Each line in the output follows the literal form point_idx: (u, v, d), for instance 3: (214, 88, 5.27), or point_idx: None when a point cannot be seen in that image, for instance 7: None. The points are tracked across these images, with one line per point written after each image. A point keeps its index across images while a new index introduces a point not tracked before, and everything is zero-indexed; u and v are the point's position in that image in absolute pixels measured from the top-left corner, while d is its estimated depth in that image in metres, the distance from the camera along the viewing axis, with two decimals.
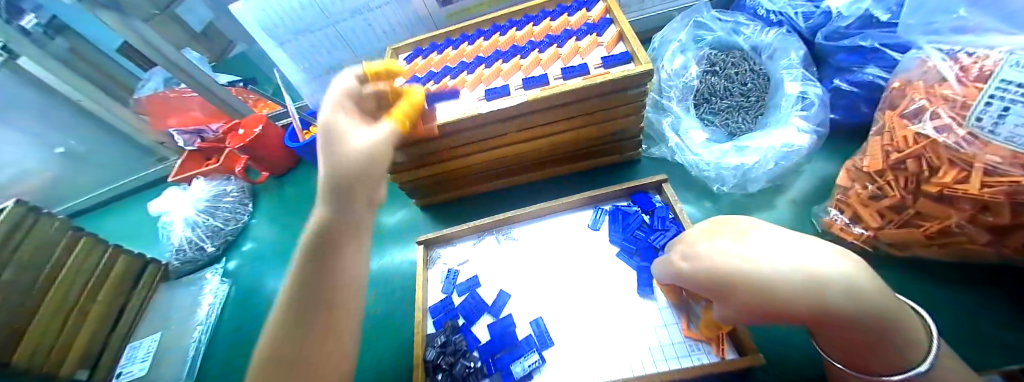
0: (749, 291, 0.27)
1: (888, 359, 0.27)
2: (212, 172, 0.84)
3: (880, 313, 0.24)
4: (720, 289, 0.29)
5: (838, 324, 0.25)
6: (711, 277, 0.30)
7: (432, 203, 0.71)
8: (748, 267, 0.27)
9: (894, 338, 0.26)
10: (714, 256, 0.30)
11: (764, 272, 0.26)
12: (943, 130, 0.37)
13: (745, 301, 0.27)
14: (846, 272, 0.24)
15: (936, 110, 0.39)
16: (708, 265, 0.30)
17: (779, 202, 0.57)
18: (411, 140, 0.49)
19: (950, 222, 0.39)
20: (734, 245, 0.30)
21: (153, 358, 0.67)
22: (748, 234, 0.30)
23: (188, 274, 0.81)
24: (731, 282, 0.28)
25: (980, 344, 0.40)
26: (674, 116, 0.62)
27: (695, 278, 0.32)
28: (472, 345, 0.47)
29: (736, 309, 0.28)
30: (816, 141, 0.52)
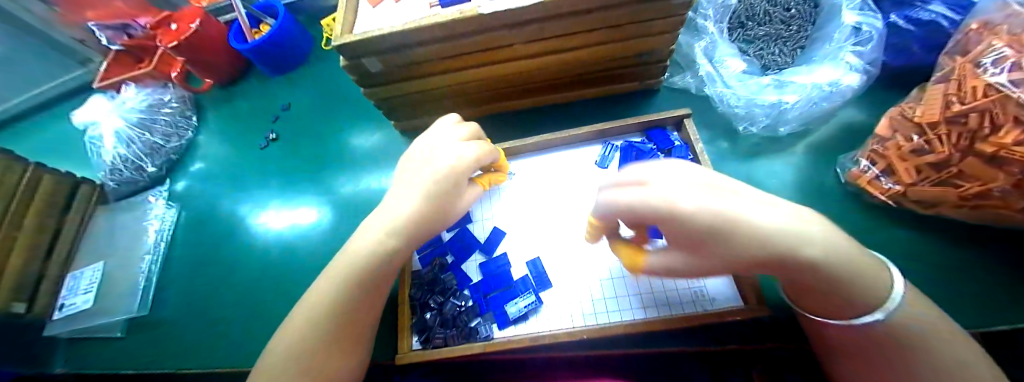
0: (737, 236, 0.20)
1: (852, 311, 0.24)
2: (144, 78, 0.69)
3: (849, 287, 0.21)
4: (688, 240, 0.22)
5: (799, 281, 0.22)
6: (675, 227, 0.22)
7: (414, 127, 0.62)
8: (725, 208, 0.20)
9: (868, 289, 0.22)
10: (655, 199, 0.23)
11: (745, 219, 0.20)
12: (1021, 85, 0.30)
13: (728, 252, 0.21)
14: (847, 250, 0.21)
15: (1019, 60, 0.31)
16: (658, 211, 0.22)
17: (800, 147, 0.53)
18: (387, 43, 0.38)
19: (992, 186, 0.36)
20: (668, 184, 0.23)
21: (99, 289, 0.60)
22: (667, 173, 0.25)
23: (126, 197, 0.69)
24: (708, 228, 0.20)
25: (984, 304, 0.40)
26: (710, 39, 0.54)
27: (685, 223, 0.21)
28: (463, 283, 0.44)
29: (716, 259, 0.22)
30: (862, 83, 0.46)
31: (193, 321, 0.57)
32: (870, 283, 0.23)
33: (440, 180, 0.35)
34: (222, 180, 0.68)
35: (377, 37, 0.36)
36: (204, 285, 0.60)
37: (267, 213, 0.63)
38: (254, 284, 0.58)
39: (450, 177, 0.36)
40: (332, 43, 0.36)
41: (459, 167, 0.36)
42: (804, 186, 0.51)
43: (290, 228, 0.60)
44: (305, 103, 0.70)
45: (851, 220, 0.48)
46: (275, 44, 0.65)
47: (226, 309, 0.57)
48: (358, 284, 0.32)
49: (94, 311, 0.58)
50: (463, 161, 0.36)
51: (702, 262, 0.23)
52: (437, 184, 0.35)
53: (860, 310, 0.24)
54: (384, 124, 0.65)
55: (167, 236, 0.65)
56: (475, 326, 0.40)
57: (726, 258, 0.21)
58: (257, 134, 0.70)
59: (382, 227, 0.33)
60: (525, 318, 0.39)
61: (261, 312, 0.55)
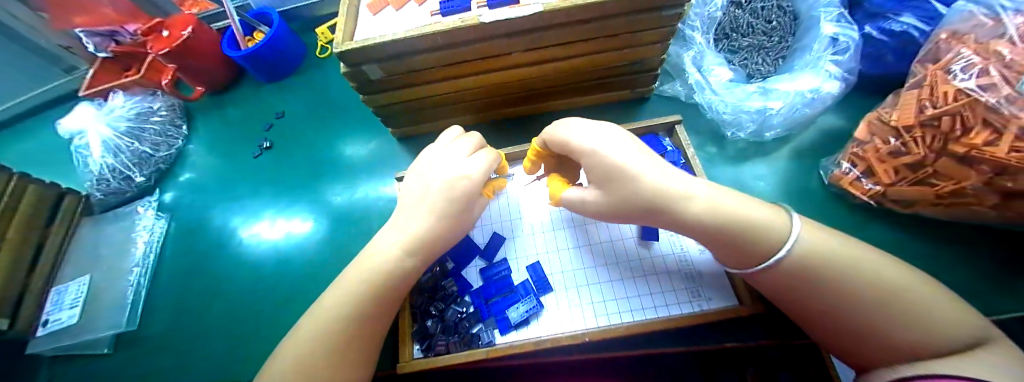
0: (628, 178, 0.30)
1: (749, 254, 0.29)
2: (132, 86, 0.68)
3: (752, 245, 0.28)
4: (597, 174, 0.32)
5: (705, 233, 0.29)
6: (592, 161, 0.32)
7: (410, 133, 0.62)
8: (629, 160, 0.30)
9: (742, 238, 0.28)
10: (584, 142, 0.32)
11: (643, 174, 0.29)
12: (988, 89, 0.34)
13: (622, 189, 0.30)
14: (762, 220, 0.28)
15: (986, 66, 0.35)
16: (584, 151, 0.32)
17: (784, 152, 0.55)
18: (387, 51, 0.39)
19: (965, 184, 0.38)
20: (598, 133, 0.32)
21: (85, 304, 0.58)
22: (605, 126, 0.34)
23: (112, 208, 0.67)
24: (609, 165, 0.30)
25: (972, 298, 0.42)
26: (697, 49, 0.56)
27: (599, 164, 0.31)
28: (464, 289, 0.45)
29: (620, 195, 0.31)
30: (841, 90, 0.49)
31: (185, 334, 0.56)
32: (762, 231, 0.28)
33: (455, 195, 0.36)
34: (213, 189, 0.68)
35: (378, 44, 0.37)
36: (195, 298, 0.59)
37: (261, 223, 0.62)
38: (248, 295, 0.57)
39: (465, 192, 0.37)
40: (334, 50, 0.37)
41: (473, 181, 0.37)
42: (791, 189, 0.53)
43: (286, 238, 0.60)
44: (299, 111, 0.70)
45: (837, 221, 0.50)
46: (270, 52, 0.65)
47: (220, 321, 0.56)
48: (368, 293, 0.33)
49: (81, 327, 0.56)
50: (471, 179, 0.37)
51: (604, 195, 0.32)
52: (453, 197, 0.36)
53: (757, 254, 0.28)
54: (380, 132, 0.66)
55: (156, 248, 0.63)
56: (477, 332, 0.41)
57: (620, 194, 0.31)
58: (250, 142, 0.70)
59: (397, 241, 0.35)
60: (526, 323, 0.40)
61: (256, 324, 0.54)
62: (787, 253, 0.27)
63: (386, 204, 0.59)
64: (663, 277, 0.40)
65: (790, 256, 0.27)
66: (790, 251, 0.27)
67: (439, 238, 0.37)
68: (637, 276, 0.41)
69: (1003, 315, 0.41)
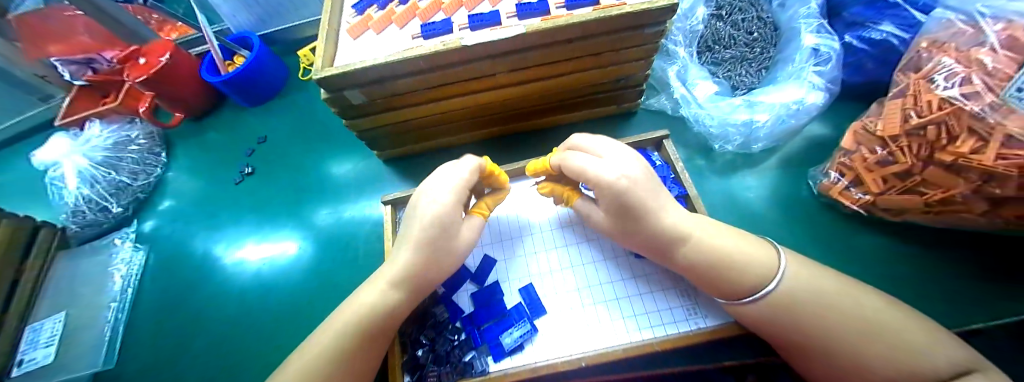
0: (643, 213, 0.32)
1: (737, 288, 0.32)
2: (110, 114, 0.66)
3: (743, 275, 0.32)
4: (611, 205, 0.33)
5: (702, 267, 0.32)
6: (607, 193, 0.32)
7: (396, 155, 0.61)
8: (643, 196, 0.32)
9: (733, 271, 0.32)
10: (604, 174, 0.32)
11: (661, 214, 0.33)
12: (971, 97, 0.33)
13: (640, 224, 0.33)
14: (748, 254, 0.33)
15: (967, 75, 0.35)
16: (602, 183, 0.32)
17: (772, 161, 0.55)
18: (367, 77, 0.38)
19: (954, 192, 0.38)
20: (617, 164, 0.33)
21: (62, 340, 0.55)
22: (618, 154, 0.35)
23: (88, 241, 0.65)
24: (626, 201, 0.32)
25: (965, 304, 0.42)
26: (681, 62, 0.56)
27: (622, 200, 0.32)
28: (455, 315, 0.43)
29: (635, 227, 0.33)
30: (825, 100, 0.49)
31: (169, 371, 0.53)
32: (747, 269, 0.32)
33: (427, 232, 0.34)
34: (195, 216, 0.65)
35: (358, 69, 0.36)
36: (177, 332, 0.56)
37: (244, 250, 0.60)
38: (232, 326, 0.55)
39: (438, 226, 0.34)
40: (314, 77, 0.36)
41: (444, 210, 0.35)
42: (782, 199, 0.53)
43: (270, 265, 0.58)
44: (282, 134, 0.68)
45: (829, 231, 0.50)
46: (252, 75, 0.64)
47: (203, 356, 0.54)
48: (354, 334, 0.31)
49: (56, 368, 0.53)
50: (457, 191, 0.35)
51: (615, 222, 0.35)
52: (426, 234, 0.34)
53: (745, 288, 0.32)
54: (366, 152, 0.65)
55: (134, 281, 0.61)
56: (470, 360, 0.39)
57: (636, 228, 0.34)
58: (232, 167, 0.68)
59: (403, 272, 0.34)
60: (520, 349, 0.38)
61: (241, 357, 0.52)
62: (775, 287, 0.31)
63: (373, 226, 0.58)
64: (656, 295, 0.39)
65: (776, 291, 0.31)
66: (775, 286, 0.31)
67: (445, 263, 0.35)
68: (631, 295, 0.40)
69: (991, 321, 0.41)
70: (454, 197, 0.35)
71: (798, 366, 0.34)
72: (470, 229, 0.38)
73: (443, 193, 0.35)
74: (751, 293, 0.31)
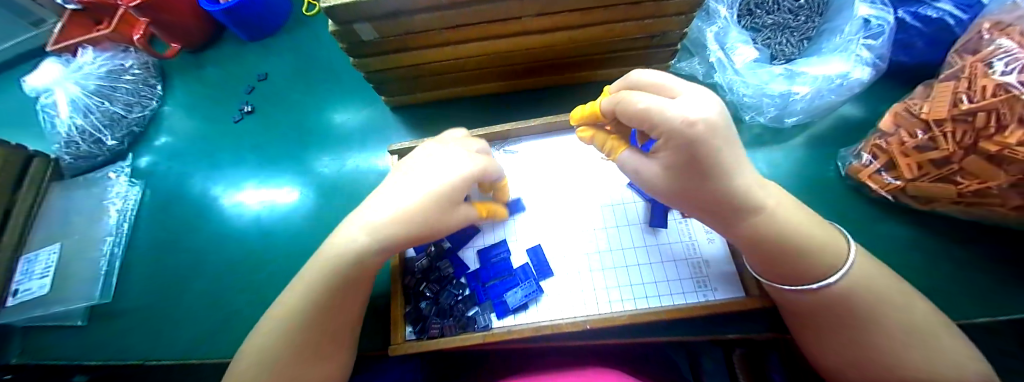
0: (719, 168, 0.25)
1: (810, 269, 0.28)
2: (102, 41, 0.62)
3: (820, 259, 0.28)
4: (679, 159, 0.26)
5: (769, 247, 0.28)
6: (676, 145, 0.25)
7: (405, 102, 0.58)
8: (721, 147, 0.24)
9: (803, 263, 0.28)
10: (676, 115, 0.24)
11: (735, 173, 0.26)
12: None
13: (709, 181, 0.26)
14: (820, 239, 0.28)
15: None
16: (671, 133, 0.25)
17: (801, 141, 0.52)
18: (380, 9, 0.34)
19: (993, 184, 0.36)
20: (693, 105, 0.24)
21: (57, 272, 0.54)
22: (690, 96, 0.25)
23: (84, 173, 0.63)
24: (700, 154, 0.24)
25: (978, 302, 0.42)
26: (720, 25, 0.51)
27: (695, 146, 0.24)
28: (460, 271, 0.42)
29: (704, 180, 0.26)
30: (871, 77, 0.45)
31: (167, 308, 0.53)
32: (820, 255, 0.28)
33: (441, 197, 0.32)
34: (191, 157, 0.63)
35: (369, 1, 0.32)
36: (173, 271, 0.56)
37: (242, 193, 0.59)
38: (229, 268, 0.54)
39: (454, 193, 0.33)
40: (321, 5, 0.32)
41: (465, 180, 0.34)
42: (807, 180, 0.50)
43: (268, 210, 0.56)
44: (281, 75, 0.65)
45: (853, 217, 0.48)
46: (251, 6, 0.59)
47: (201, 294, 0.53)
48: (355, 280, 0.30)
49: (52, 298, 0.53)
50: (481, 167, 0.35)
51: (675, 181, 0.28)
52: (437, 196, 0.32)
53: (816, 273, 0.28)
54: (371, 99, 0.61)
55: (131, 216, 0.60)
56: (473, 316, 0.38)
57: (705, 184, 0.26)
58: (230, 107, 0.65)
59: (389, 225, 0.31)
60: (524, 307, 0.38)
61: (235, 299, 0.52)
62: (836, 280, 0.27)
63: (378, 177, 0.56)
64: (667, 265, 0.38)
65: (835, 283, 0.27)
66: (837, 279, 0.27)
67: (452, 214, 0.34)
68: (640, 264, 0.38)
69: (1000, 316, 0.41)
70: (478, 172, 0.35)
71: (812, 343, 0.33)
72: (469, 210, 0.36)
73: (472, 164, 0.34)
74: (827, 276, 0.28)
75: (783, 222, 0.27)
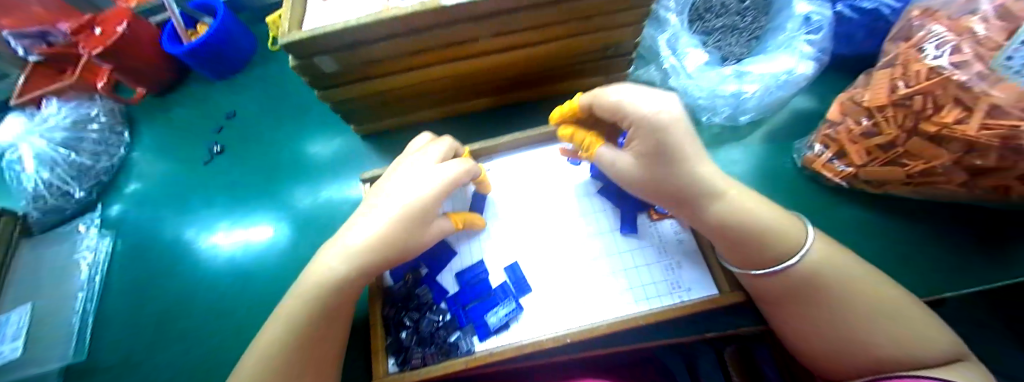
0: (680, 156, 0.29)
1: (771, 252, 0.29)
2: (67, 91, 0.61)
3: (781, 242, 0.28)
4: (646, 146, 0.30)
5: (734, 231, 0.29)
6: (644, 132, 0.30)
7: (377, 130, 0.59)
8: (682, 138, 0.29)
9: (763, 239, 0.28)
10: (645, 107, 0.29)
11: (695, 162, 0.29)
12: (960, 66, 0.32)
13: (671, 168, 0.30)
14: (778, 219, 0.29)
15: (958, 44, 0.33)
16: (639, 121, 0.30)
17: (761, 135, 0.54)
18: (337, 41, 0.35)
19: (936, 163, 0.38)
20: (661, 101, 0.30)
21: (29, 334, 0.53)
22: (655, 94, 0.31)
23: (53, 228, 0.61)
24: (665, 139, 0.29)
25: (940, 277, 0.44)
26: (671, 31, 0.54)
27: (659, 132, 0.29)
28: (439, 295, 0.42)
29: (666, 166, 0.30)
30: (815, 71, 0.48)
31: (146, 359, 0.52)
32: (778, 237, 0.28)
33: (405, 218, 0.33)
34: (163, 202, 0.62)
35: (326, 34, 0.33)
36: (149, 321, 0.55)
37: (217, 235, 0.58)
38: (208, 312, 0.53)
39: (415, 215, 0.34)
40: (278, 41, 0.33)
41: (424, 200, 0.34)
42: (770, 173, 0.52)
43: (244, 249, 0.56)
44: (252, 112, 0.65)
45: (816, 206, 0.50)
46: (216, 44, 0.60)
47: (181, 342, 0.52)
48: None
49: (28, 360, 0.51)
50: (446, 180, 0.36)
51: (643, 168, 0.32)
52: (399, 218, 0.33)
53: (776, 255, 0.28)
54: (344, 129, 0.62)
55: (102, 268, 0.58)
56: (455, 341, 0.38)
57: (669, 169, 0.30)
58: (201, 148, 0.65)
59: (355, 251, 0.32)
60: (506, 327, 0.38)
61: (216, 342, 0.51)
62: (796, 262, 0.28)
63: (352, 207, 0.56)
64: (641, 271, 0.39)
65: (796, 267, 0.28)
66: (796, 261, 0.28)
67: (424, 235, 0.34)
68: (615, 271, 0.39)
69: (965, 289, 0.43)
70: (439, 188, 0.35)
71: (785, 335, 0.33)
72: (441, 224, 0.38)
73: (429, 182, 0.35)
74: (786, 259, 0.28)
75: (744, 204, 0.29)
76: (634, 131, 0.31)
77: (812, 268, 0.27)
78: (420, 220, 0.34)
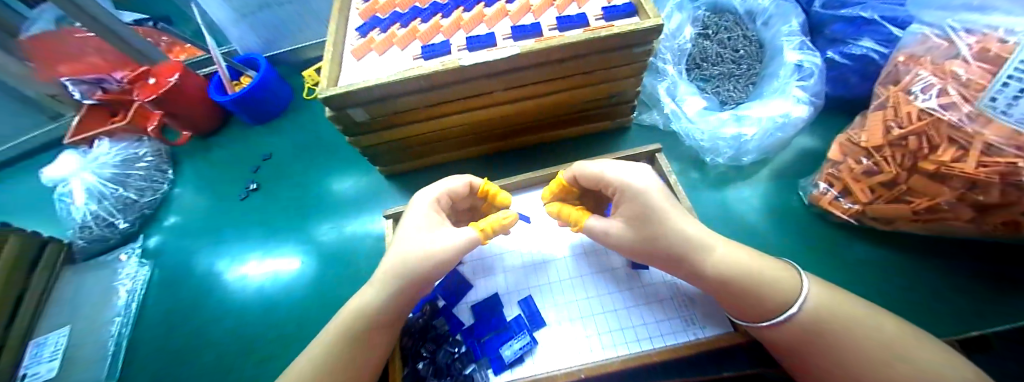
0: (663, 216, 0.32)
1: (770, 299, 0.29)
2: (118, 132, 0.67)
3: (778, 294, 0.29)
4: (631, 210, 0.34)
5: (732, 287, 0.30)
6: (627, 198, 0.34)
7: (395, 172, 0.63)
8: (662, 202, 0.33)
9: (760, 291, 0.29)
10: (623, 178, 0.35)
11: (679, 223, 0.32)
12: (948, 108, 0.36)
13: (658, 228, 0.32)
14: (772, 271, 0.31)
15: (944, 87, 0.37)
16: (623, 187, 0.35)
17: (765, 173, 0.57)
18: (370, 96, 0.39)
19: (939, 200, 0.39)
20: (636, 173, 0.35)
21: (64, 355, 0.55)
22: (632, 166, 0.36)
23: (95, 257, 0.66)
24: (646, 203, 0.33)
25: (963, 315, 0.43)
26: (670, 80, 0.58)
27: (639, 199, 0.33)
28: (455, 328, 0.44)
29: (653, 229, 0.32)
30: (809, 114, 0.50)
31: None
32: (772, 285, 0.30)
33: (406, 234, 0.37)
34: (197, 235, 0.66)
35: (361, 89, 0.38)
36: (177, 350, 0.56)
37: (246, 266, 0.61)
38: (234, 341, 0.55)
39: (415, 229, 0.37)
40: (319, 96, 0.38)
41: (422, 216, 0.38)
42: (777, 209, 0.54)
43: (271, 280, 0.59)
44: (283, 152, 0.70)
45: (825, 243, 0.51)
46: (257, 95, 0.66)
47: (204, 371, 0.54)
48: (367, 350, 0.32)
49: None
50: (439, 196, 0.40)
51: (632, 230, 0.34)
52: (404, 239, 0.36)
53: (778, 302, 0.29)
54: (368, 168, 0.66)
55: (139, 297, 0.61)
56: (470, 373, 0.39)
57: (656, 230, 0.32)
58: (235, 184, 0.70)
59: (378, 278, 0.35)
60: (520, 361, 0.39)
61: (239, 371, 0.52)
62: (797, 310, 0.28)
63: (375, 241, 0.59)
64: (653, 306, 0.40)
65: (797, 315, 0.28)
66: (798, 308, 0.28)
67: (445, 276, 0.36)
68: (628, 306, 0.40)
69: (991, 327, 0.42)
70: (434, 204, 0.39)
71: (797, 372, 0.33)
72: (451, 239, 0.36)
73: (425, 201, 0.39)
74: (788, 307, 0.29)
75: (736, 260, 0.31)
76: (619, 200, 0.36)
77: (818, 310, 0.28)
78: (421, 239, 0.36)
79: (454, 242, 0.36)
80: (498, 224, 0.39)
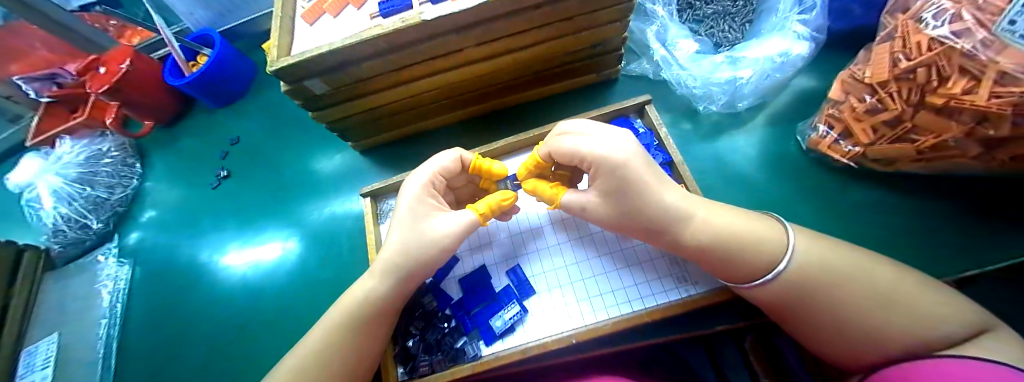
0: (643, 190, 0.28)
1: (755, 261, 0.27)
2: (77, 128, 0.62)
3: (765, 254, 0.26)
4: (608, 186, 0.30)
5: (714, 253, 0.28)
6: (603, 172, 0.29)
7: (372, 144, 0.60)
8: (642, 174, 0.28)
9: (743, 255, 0.27)
10: (598, 150, 0.29)
11: (660, 196, 0.29)
12: (961, 35, 0.29)
13: (638, 203, 0.29)
14: (757, 229, 0.28)
15: (957, 11, 0.29)
16: (598, 161, 0.29)
17: (761, 119, 0.54)
18: (326, 63, 0.35)
19: (947, 137, 0.36)
20: (612, 140, 0.30)
21: (57, 360, 0.54)
22: (606, 131, 0.31)
23: (74, 260, 0.63)
24: (625, 177, 0.28)
25: (958, 254, 0.43)
26: (660, 23, 0.53)
27: (617, 175, 0.28)
28: (445, 303, 0.42)
29: (631, 205, 0.29)
30: (810, 50, 0.48)
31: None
32: (759, 242, 0.27)
33: (405, 222, 0.34)
34: (176, 228, 0.64)
35: (314, 56, 0.33)
36: (168, 345, 0.56)
37: (228, 257, 0.59)
38: (226, 331, 0.54)
39: (411, 213, 0.34)
40: (268, 69, 0.34)
41: (416, 198, 0.35)
42: (773, 157, 0.52)
43: (255, 269, 0.57)
44: (252, 136, 0.66)
45: (822, 188, 0.49)
46: (217, 73, 0.61)
47: (199, 362, 0.54)
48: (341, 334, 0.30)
49: None
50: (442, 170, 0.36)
51: (611, 207, 0.30)
52: (405, 224, 0.34)
53: (765, 262, 0.26)
54: (343, 145, 0.63)
55: (122, 296, 0.60)
56: (462, 347, 0.38)
57: (635, 206, 0.29)
58: (207, 173, 0.66)
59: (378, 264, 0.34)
60: (511, 331, 0.38)
61: (234, 361, 0.52)
62: (787, 266, 0.25)
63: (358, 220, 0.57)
64: (645, 266, 0.38)
65: (785, 272, 0.25)
66: (787, 264, 0.25)
67: (424, 254, 0.33)
68: (617, 269, 0.39)
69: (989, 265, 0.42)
70: (426, 184, 0.35)
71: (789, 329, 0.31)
72: (454, 222, 0.34)
73: (417, 180, 0.35)
74: (775, 264, 0.26)
75: (721, 223, 0.28)
76: (594, 174, 0.31)
77: (812, 262, 0.25)
78: (420, 226, 0.34)
79: (459, 227, 0.34)
80: (497, 205, 0.36)
